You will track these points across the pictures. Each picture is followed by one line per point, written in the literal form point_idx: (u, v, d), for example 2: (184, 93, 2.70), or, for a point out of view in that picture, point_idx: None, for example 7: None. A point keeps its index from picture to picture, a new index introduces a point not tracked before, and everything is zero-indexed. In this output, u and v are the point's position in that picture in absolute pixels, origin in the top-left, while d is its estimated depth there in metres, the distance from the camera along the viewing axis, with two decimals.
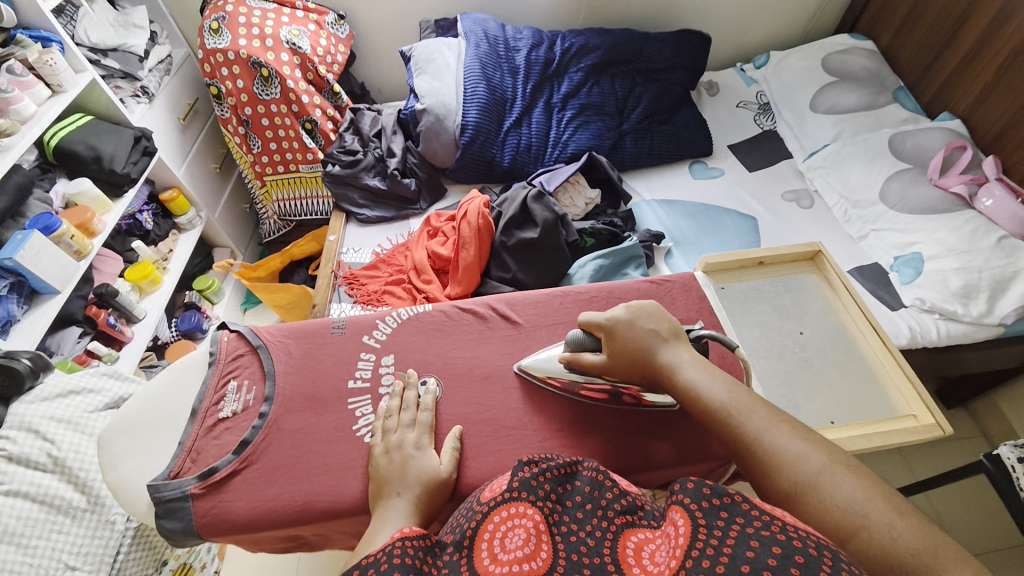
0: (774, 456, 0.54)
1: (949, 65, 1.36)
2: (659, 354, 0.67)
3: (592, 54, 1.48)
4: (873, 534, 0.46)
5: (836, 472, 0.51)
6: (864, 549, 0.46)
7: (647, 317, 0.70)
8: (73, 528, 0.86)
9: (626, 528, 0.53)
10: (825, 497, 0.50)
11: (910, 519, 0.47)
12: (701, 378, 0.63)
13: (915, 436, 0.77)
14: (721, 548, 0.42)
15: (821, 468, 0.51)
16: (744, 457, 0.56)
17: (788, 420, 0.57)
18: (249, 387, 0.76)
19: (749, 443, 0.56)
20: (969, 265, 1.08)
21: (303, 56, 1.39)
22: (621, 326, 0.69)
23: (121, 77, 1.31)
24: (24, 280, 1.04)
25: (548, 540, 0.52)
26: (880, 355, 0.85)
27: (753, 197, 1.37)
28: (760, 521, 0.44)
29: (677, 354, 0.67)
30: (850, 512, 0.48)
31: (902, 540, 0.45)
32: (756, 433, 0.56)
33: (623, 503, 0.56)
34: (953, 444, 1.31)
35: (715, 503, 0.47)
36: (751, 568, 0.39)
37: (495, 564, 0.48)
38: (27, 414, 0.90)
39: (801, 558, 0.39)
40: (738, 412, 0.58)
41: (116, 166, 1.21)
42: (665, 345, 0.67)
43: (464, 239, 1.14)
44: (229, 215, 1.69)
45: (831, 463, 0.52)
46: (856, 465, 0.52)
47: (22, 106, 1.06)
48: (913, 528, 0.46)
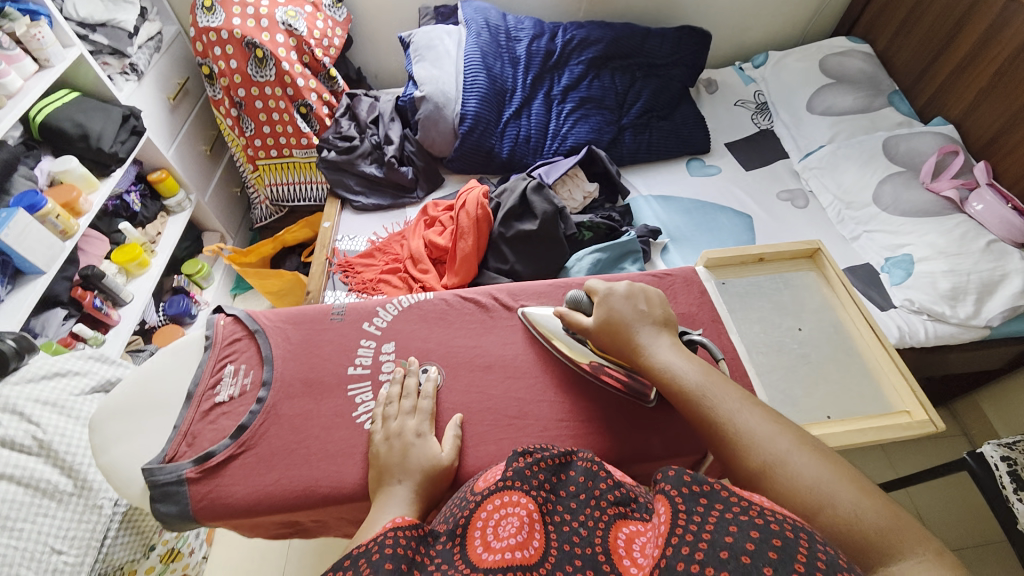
0: (744, 437, 0.54)
1: (945, 71, 1.38)
2: (640, 334, 0.67)
3: (593, 47, 1.47)
4: (836, 511, 0.47)
5: (802, 453, 0.52)
6: (826, 527, 0.47)
7: (644, 297, 0.70)
8: (58, 512, 0.84)
9: (618, 519, 0.52)
10: (792, 476, 0.50)
11: (871, 497, 0.48)
12: (677, 360, 0.63)
13: (907, 432, 0.78)
14: (700, 533, 0.42)
15: (788, 449, 0.52)
16: (715, 437, 0.57)
17: (759, 403, 0.58)
18: (247, 371, 0.75)
19: (721, 424, 0.57)
20: (958, 268, 1.10)
21: (299, 38, 1.36)
22: (613, 301, 0.70)
23: (109, 54, 1.27)
24: (7, 259, 1.01)
25: (540, 529, 0.51)
26: (876, 352, 0.86)
27: (749, 195, 1.38)
28: (738, 508, 0.44)
29: (657, 339, 0.66)
30: (814, 491, 0.49)
31: (863, 518, 0.46)
32: (728, 415, 0.57)
33: (617, 495, 0.55)
34: (934, 443, 1.35)
35: (694, 490, 0.47)
36: (729, 554, 0.40)
37: (488, 553, 0.47)
38: (11, 396, 0.87)
39: (779, 542, 0.40)
40: (710, 394, 0.59)
41: (104, 145, 1.18)
42: (648, 328, 0.67)
43: (463, 230, 1.14)
44: (220, 199, 1.66)
45: (798, 444, 0.53)
46: (820, 446, 0.53)
47: (8, 81, 1.03)
48: (874, 508, 0.47)
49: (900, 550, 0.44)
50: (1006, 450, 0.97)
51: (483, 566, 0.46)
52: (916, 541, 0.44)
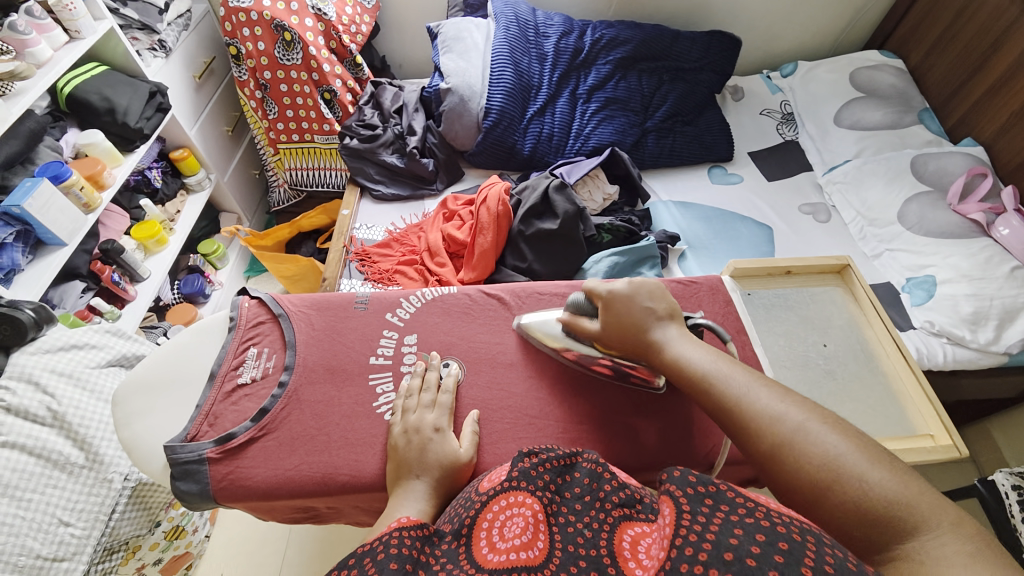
0: (755, 416, 0.55)
1: (978, 91, 1.35)
2: (649, 329, 0.67)
3: (621, 48, 1.45)
4: (849, 486, 0.47)
5: (813, 426, 0.51)
6: (840, 503, 0.47)
7: (648, 293, 0.69)
8: (69, 484, 0.85)
9: (623, 521, 0.50)
10: (802, 453, 0.50)
11: (885, 467, 0.47)
12: (688, 349, 0.64)
13: (932, 456, 0.78)
14: (704, 533, 0.42)
15: (799, 425, 0.52)
16: (726, 418, 0.57)
17: (769, 381, 0.58)
18: (270, 355, 0.75)
19: (731, 404, 0.57)
20: (981, 292, 1.08)
21: (327, 23, 1.36)
22: (618, 302, 0.68)
23: (138, 28, 1.26)
24: (30, 229, 1.01)
25: (545, 530, 0.50)
26: (901, 373, 0.85)
27: (770, 207, 1.36)
28: (745, 509, 0.43)
29: (667, 332, 0.67)
30: (826, 466, 0.48)
31: (877, 491, 0.46)
32: (738, 396, 0.57)
33: (622, 496, 0.53)
34: (944, 467, 1.33)
35: (700, 491, 0.46)
36: (734, 556, 0.39)
37: (493, 553, 0.47)
38: (28, 366, 0.88)
39: (785, 545, 0.39)
40: (720, 378, 0.60)
41: (129, 120, 1.18)
42: (659, 322, 0.67)
43: (482, 225, 1.13)
44: (238, 180, 1.66)
45: (809, 419, 0.52)
46: (836, 418, 0.52)
47: (38, 50, 1.03)
48: (884, 477, 0.46)
49: (915, 524, 0.43)
50: (1018, 479, 0.95)
51: (488, 566, 0.46)
52: (931, 513, 0.44)
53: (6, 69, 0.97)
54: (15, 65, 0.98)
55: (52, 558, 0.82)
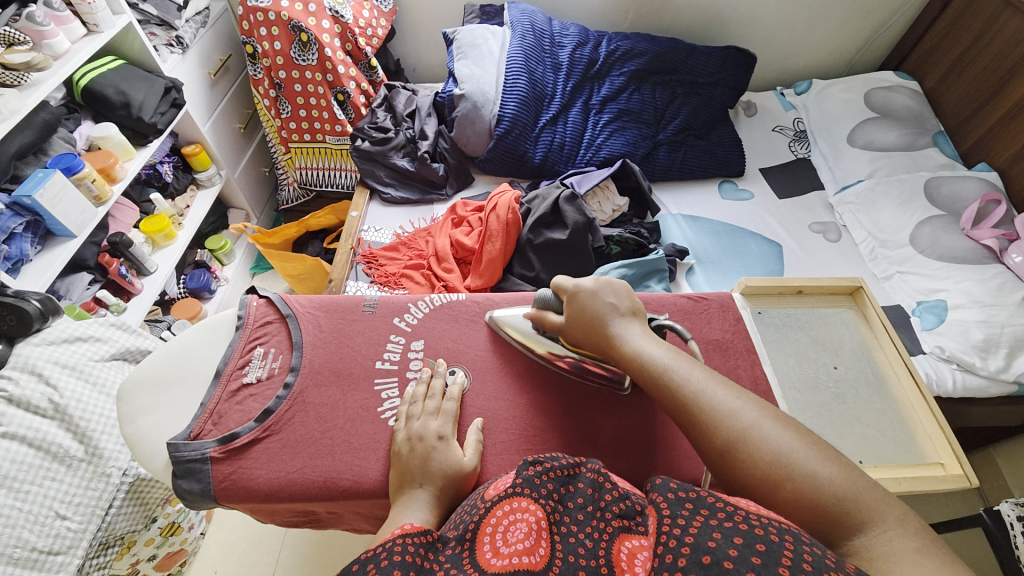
0: (711, 412, 0.54)
1: (994, 116, 1.34)
2: (610, 325, 0.66)
3: (636, 60, 1.46)
4: (800, 481, 0.48)
5: (766, 421, 0.52)
6: (790, 499, 0.48)
7: (612, 290, 0.69)
8: (67, 477, 0.85)
9: (622, 533, 0.49)
10: (755, 451, 0.51)
11: (834, 462, 0.49)
12: (648, 345, 0.63)
13: (942, 485, 0.76)
14: (683, 537, 0.42)
15: (752, 422, 0.52)
16: (681, 414, 0.57)
17: (724, 379, 0.58)
18: (276, 355, 0.75)
19: (688, 399, 0.57)
20: (992, 319, 1.07)
21: (344, 25, 1.36)
22: (582, 297, 0.69)
23: (156, 24, 1.27)
24: (40, 219, 1.02)
25: (547, 538, 0.50)
26: (913, 399, 0.84)
27: (780, 224, 1.35)
28: (725, 512, 0.43)
29: (630, 328, 0.66)
30: (779, 463, 0.49)
31: (828, 487, 0.47)
32: (693, 394, 0.57)
33: (622, 507, 0.51)
34: (948, 495, 1.31)
35: (681, 496, 0.46)
36: (711, 559, 0.39)
37: (496, 558, 0.47)
38: (31, 356, 0.89)
39: (762, 547, 0.39)
40: (678, 375, 0.59)
41: (144, 115, 1.19)
42: (621, 319, 0.67)
43: (491, 232, 1.13)
44: (248, 177, 1.67)
45: (762, 416, 0.53)
46: (787, 417, 0.53)
47: (56, 41, 1.03)
48: (836, 474, 0.48)
49: (864, 520, 0.45)
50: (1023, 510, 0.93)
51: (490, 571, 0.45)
52: (876, 509, 0.46)
53: (23, 60, 0.97)
54: (32, 56, 0.99)
55: (46, 552, 0.81)
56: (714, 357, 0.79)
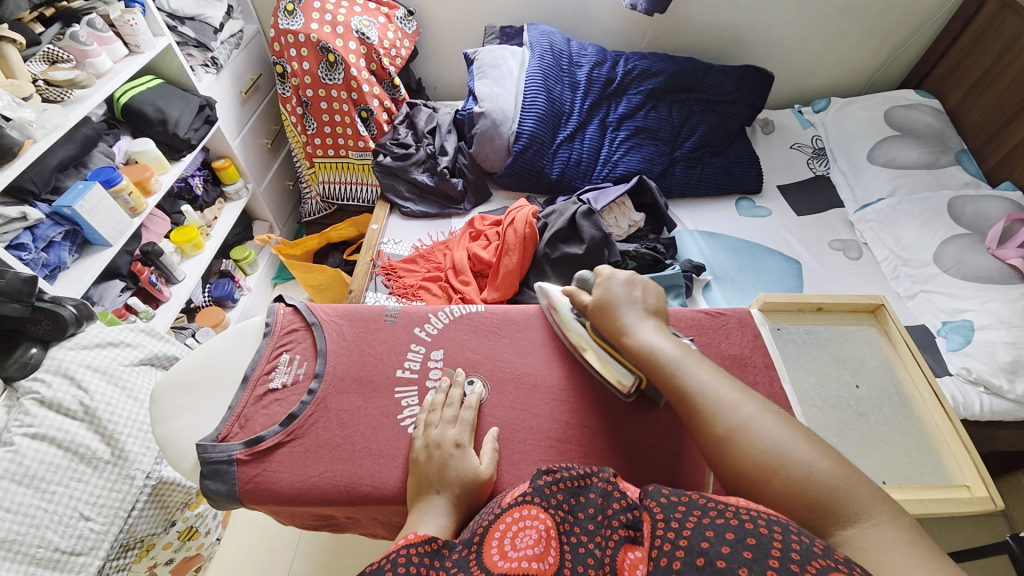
0: (710, 404, 0.56)
1: (1018, 135, 1.33)
2: (627, 316, 0.69)
3: (653, 79, 1.48)
4: (790, 473, 0.48)
5: (763, 418, 0.53)
6: (783, 489, 0.48)
7: (642, 287, 0.72)
8: (93, 478, 0.87)
9: (627, 542, 0.47)
10: (752, 441, 0.52)
11: (829, 457, 0.49)
12: (658, 338, 0.65)
13: (968, 508, 0.74)
14: (678, 540, 0.42)
15: (753, 415, 0.54)
16: (680, 404, 0.59)
17: (728, 376, 0.60)
18: (301, 362, 0.77)
19: (688, 389, 0.59)
20: (1020, 341, 1.04)
21: (369, 46, 1.40)
22: (611, 284, 0.72)
23: (194, 46, 1.34)
24: (78, 229, 1.07)
25: (556, 546, 0.50)
26: (938, 420, 0.83)
27: (799, 241, 1.35)
28: (714, 511, 0.44)
29: (645, 322, 0.68)
30: (773, 458, 0.50)
31: (823, 480, 0.47)
32: (696, 384, 0.59)
33: (629, 516, 0.50)
34: (975, 522, 1.27)
35: (674, 500, 0.47)
36: (705, 560, 0.39)
37: (503, 561, 0.47)
38: (64, 360, 0.92)
39: (753, 541, 0.40)
40: (683, 367, 0.61)
41: (179, 131, 1.24)
42: (639, 311, 0.69)
43: (509, 246, 1.15)
44: (273, 190, 1.72)
45: (762, 411, 0.54)
46: (787, 414, 0.54)
47: (99, 61, 1.09)
48: (830, 467, 0.48)
49: (854, 512, 0.45)
50: None
51: (497, 573, 0.46)
52: (870, 503, 0.46)
53: (66, 77, 1.03)
54: (75, 73, 1.05)
55: (69, 552, 0.83)
56: (731, 373, 0.79)
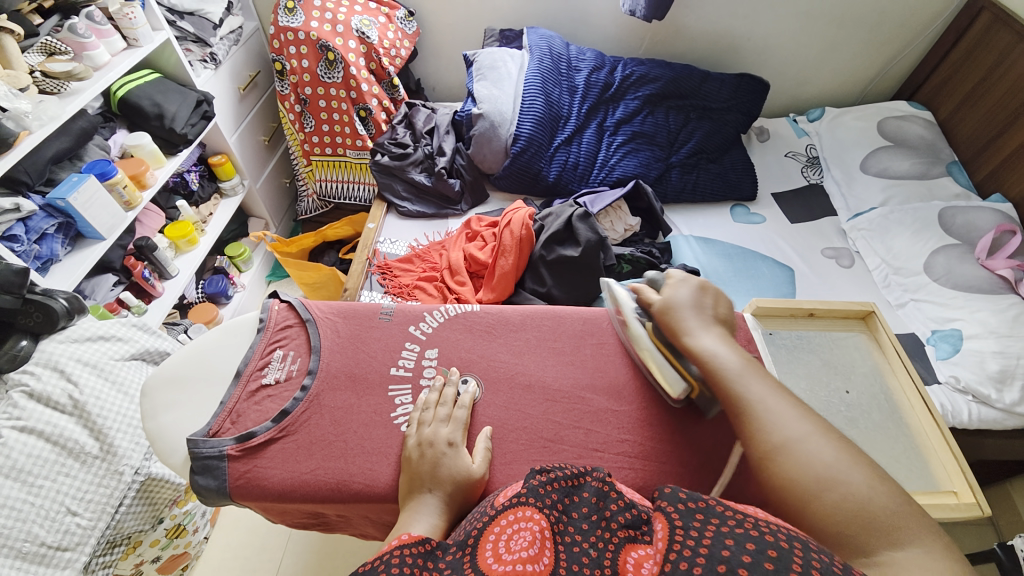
0: (765, 417, 0.57)
1: (1007, 148, 1.35)
2: (692, 320, 0.68)
3: (650, 85, 1.49)
4: (839, 495, 0.49)
5: (819, 438, 0.53)
6: (831, 506, 0.49)
7: (712, 298, 0.71)
8: (81, 473, 0.86)
9: (627, 543, 0.49)
10: (805, 457, 0.52)
11: (884, 484, 0.50)
12: (721, 347, 0.64)
13: (955, 513, 0.75)
14: (697, 548, 0.42)
15: (807, 434, 0.54)
16: (735, 415, 0.59)
17: (788, 394, 0.60)
18: (294, 358, 0.76)
19: (744, 401, 0.59)
20: (1008, 350, 1.06)
21: (369, 45, 1.41)
22: (683, 289, 0.71)
23: (192, 41, 1.34)
24: (71, 222, 1.06)
25: (551, 547, 0.50)
26: (926, 427, 0.83)
27: (792, 248, 1.36)
28: (734, 521, 0.45)
29: (709, 329, 0.67)
30: (822, 478, 0.50)
31: (876, 504, 0.48)
32: (754, 397, 0.59)
33: (627, 517, 0.52)
34: (961, 530, 1.28)
35: (691, 507, 0.47)
36: (727, 567, 0.40)
37: (498, 563, 0.47)
38: (54, 353, 0.92)
39: (774, 553, 0.40)
40: (742, 379, 0.60)
41: (176, 126, 1.24)
42: (705, 320, 0.68)
43: (505, 247, 1.15)
44: (270, 187, 1.72)
45: (818, 431, 0.54)
46: (843, 437, 0.54)
47: (96, 53, 1.09)
48: (886, 493, 0.49)
49: (906, 537, 0.46)
50: None
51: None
52: (922, 532, 0.46)
53: (63, 69, 1.02)
54: (73, 66, 1.04)
55: (55, 547, 0.82)
56: None
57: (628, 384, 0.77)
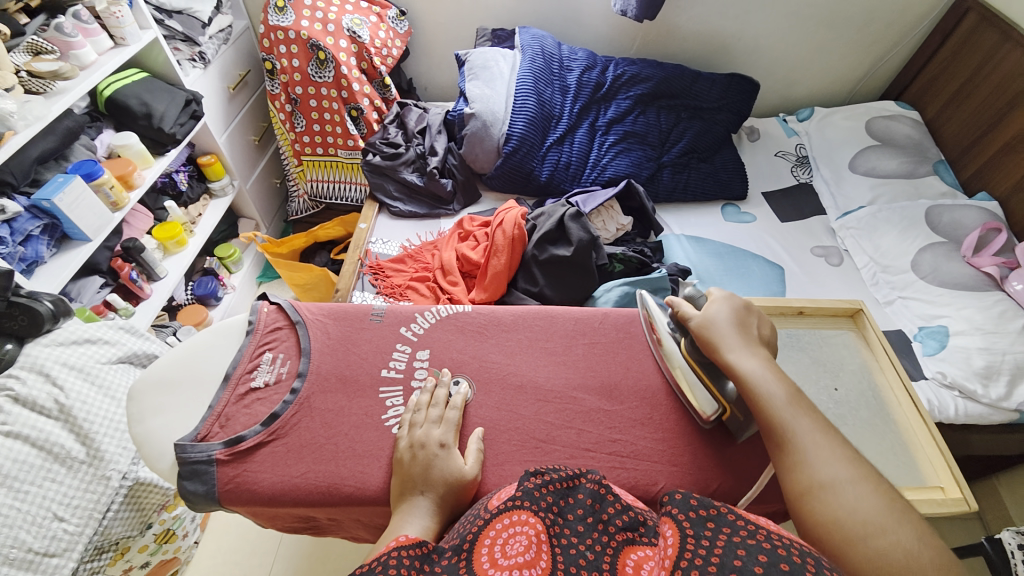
0: (806, 456, 0.56)
1: (993, 147, 1.37)
2: (730, 338, 0.67)
3: (642, 85, 1.49)
4: (885, 544, 0.48)
5: (862, 485, 0.53)
6: (869, 556, 0.48)
7: (754, 318, 0.71)
8: (67, 479, 0.85)
9: (626, 545, 0.51)
10: (844, 502, 0.52)
11: (931, 542, 0.49)
12: (765, 374, 0.63)
13: (942, 508, 0.76)
14: (708, 557, 0.43)
15: (851, 479, 0.53)
16: (775, 449, 0.59)
17: (833, 434, 0.58)
18: (284, 361, 0.76)
19: (785, 435, 0.58)
20: (993, 346, 1.07)
21: (360, 45, 1.40)
22: (724, 307, 0.71)
23: (181, 40, 1.32)
24: (57, 223, 1.04)
25: (548, 550, 0.50)
26: (913, 422, 0.84)
27: (782, 247, 1.37)
28: (747, 532, 0.45)
29: (752, 349, 0.67)
30: (866, 524, 0.50)
31: (919, 560, 0.47)
32: (797, 433, 0.58)
33: (625, 519, 0.54)
34: (949, 525, 1.29)
35: (702, 514, 0.48)
36: None
37: (494, 568, 0.46)
38: (39, 356, 0.90)
39: (786, 566, 0.41)
40: (786, 413, 0.59)
41: (164, 125, 1.22)
42: (746, 339, 0.68)
43: (497, 247, 1.15)
44: (260, 188, 1.70)
45: (862, 478, 0.53)
46: (889, 488, 0.53)
47: (83, 52, 1.08)
48: (931, 551, 0.48)
49: None
50: None
51: None
52: None
53: (49, 68, 1.01)
54: (59, 65, 1.03)
55: (42, 553, 0.81)
56: None
57: (619, 383, 0.77)
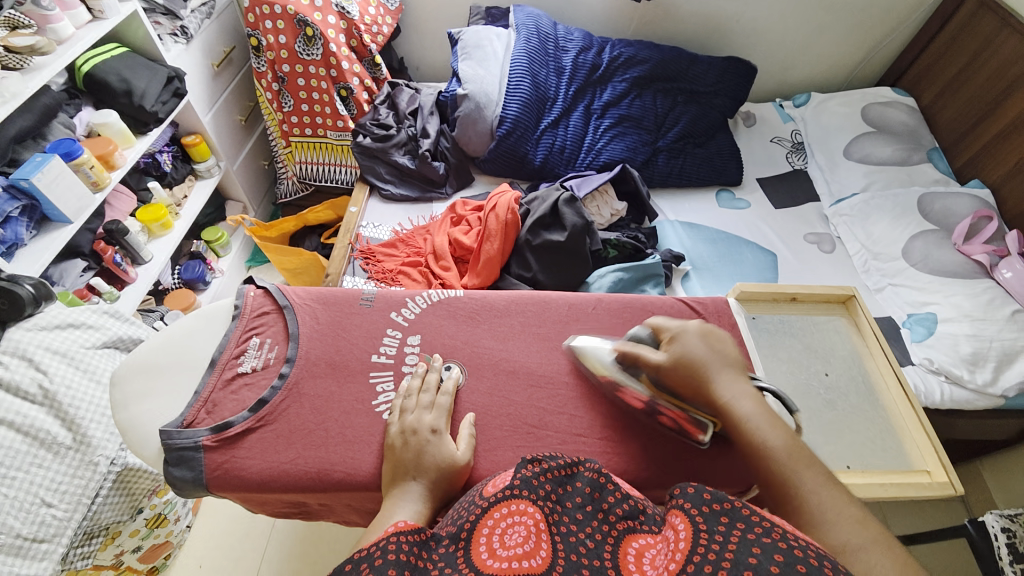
0: (818, 516, 0.50)
1: (987, 134, 1.37)
2: (704, 374, 0.62)
3: (638, 67, 1.47)
4: None
5: (884, 550, 0.47)
6: None
7: (718, 339, 0.66)
8: (54, 464, 0.84)
9: (627, 534, 0.52)
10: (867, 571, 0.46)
11: None
12: (757, 418, 0.58)
13: (927, 492, 0.78)
14: (723, 554, 0.43)
15: (870, 542, 0.47)
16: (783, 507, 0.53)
17: (841, 488, 0.53)
18: (272, 346, 0.74)
19: (793, 491, 0.53)
20: (981, 333, 1.09)
21: (349, 21, 1.37)
22: (685, 341, 0.65)
23: (161, 14, 1.28)
24: (36, 204, 1.01)
25: (546, 538, 0.49)
26: (901, 408, 0.85)
27: (775, 234, 1.37)
28: (762, 529, 0.44)
29: (736, 385, 0.62)
30: None
31: None
32: (805, 489, 0.52)
33: (625, 508, 0.55)
34: (932, 507, 1.32)
35: (715, 509, 0.47)
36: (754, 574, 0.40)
37: (493, 559, 0.46)
38: (22, 342, 0.88)
39: (803, 567, 0.40)
40: (789, 464, 0.54)
41: (145, 104, 1.18)
42: (721, 372, 0.63)
43: (490, 232, 1.14)
44: (248, 170, 1.67)
45: (882, 541, 0.47)
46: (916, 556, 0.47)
47: (61, 26, 1.03)
48: None
49: None
50: (1008, 522, 0.94)
51: (488, 572, 0.44)
52: None
53: (26, 43, 0.97)
54: (36, 40, 0.99)
55: (31, 539, 0.80)
56: None
57: None
